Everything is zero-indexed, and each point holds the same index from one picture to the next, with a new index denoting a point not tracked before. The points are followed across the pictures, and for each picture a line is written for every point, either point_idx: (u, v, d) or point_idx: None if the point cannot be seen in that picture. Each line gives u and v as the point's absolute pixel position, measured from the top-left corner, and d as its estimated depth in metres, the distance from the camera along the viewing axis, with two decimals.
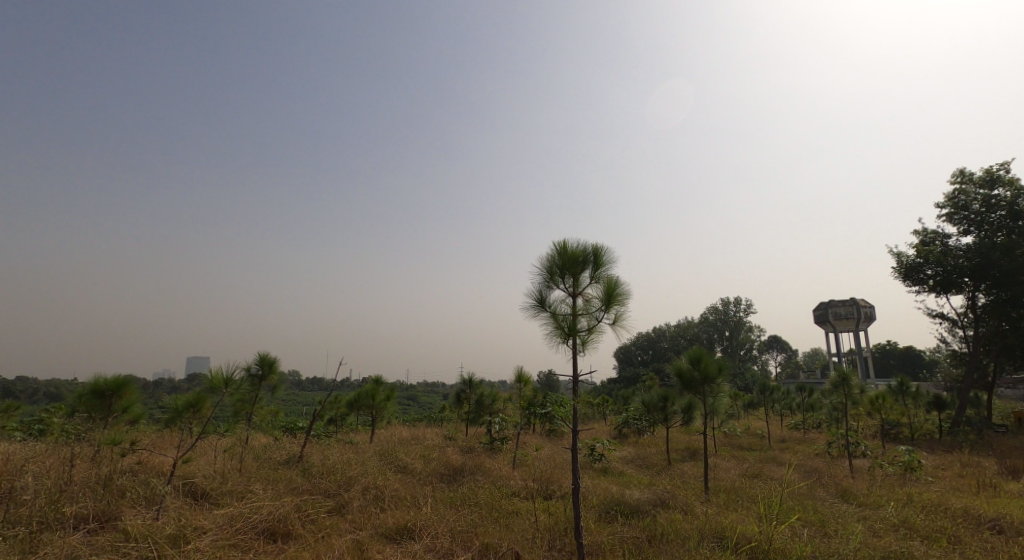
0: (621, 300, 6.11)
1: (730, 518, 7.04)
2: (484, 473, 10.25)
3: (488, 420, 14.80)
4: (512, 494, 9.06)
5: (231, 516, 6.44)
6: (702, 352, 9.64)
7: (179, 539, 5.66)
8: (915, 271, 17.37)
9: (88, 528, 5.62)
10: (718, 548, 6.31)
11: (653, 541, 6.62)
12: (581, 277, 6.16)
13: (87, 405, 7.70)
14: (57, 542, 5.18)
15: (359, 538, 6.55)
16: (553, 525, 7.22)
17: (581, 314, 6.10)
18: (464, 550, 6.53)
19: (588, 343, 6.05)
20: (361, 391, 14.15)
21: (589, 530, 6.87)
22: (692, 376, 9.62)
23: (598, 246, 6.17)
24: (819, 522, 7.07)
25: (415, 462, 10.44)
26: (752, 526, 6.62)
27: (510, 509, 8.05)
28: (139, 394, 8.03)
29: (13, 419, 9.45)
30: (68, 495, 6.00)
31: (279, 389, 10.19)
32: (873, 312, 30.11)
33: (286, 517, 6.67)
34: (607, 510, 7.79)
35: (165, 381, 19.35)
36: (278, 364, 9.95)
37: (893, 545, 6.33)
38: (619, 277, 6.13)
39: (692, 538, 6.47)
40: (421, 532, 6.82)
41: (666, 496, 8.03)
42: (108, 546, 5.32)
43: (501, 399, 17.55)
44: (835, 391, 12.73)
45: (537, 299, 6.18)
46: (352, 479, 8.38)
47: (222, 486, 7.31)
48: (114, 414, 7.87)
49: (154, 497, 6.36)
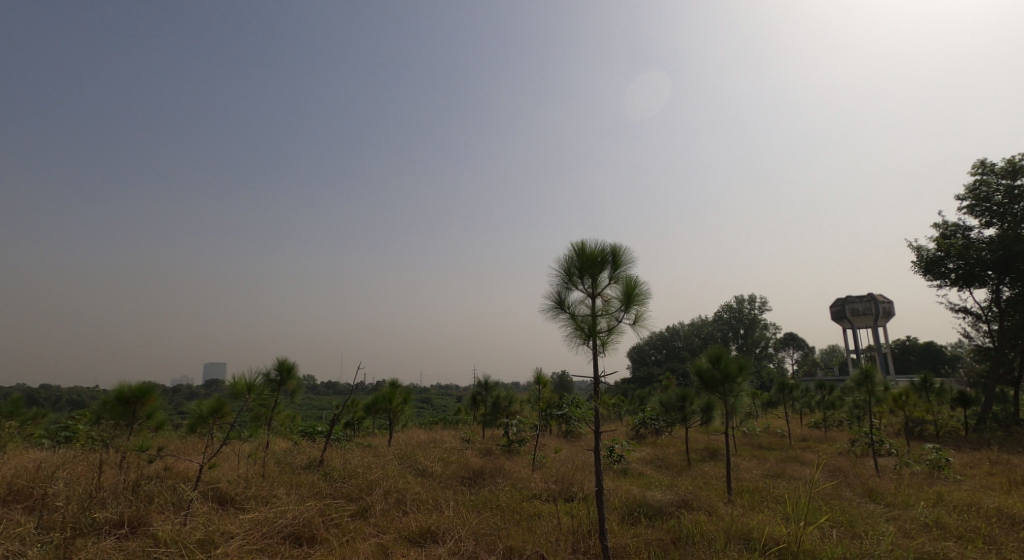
0: (640, 300, 6.06)
1: (757, 519, 6.92)
2: (504, 476, 10.21)
3: (505, 422, 14.77)
4: (533, 496, 9.01)
5: (258, 521, 6.48)
6: (723, 351, 9.52)
7: (208, 544, 5.69)
8: (936, 265, 17.04)
9: (119, 534, 5.68)
10: (746, 550, 6.22)
11: (679, 543, 6.54)
12: (600, 277, 6.11)
13: (111, 412, 7.59)
14: (90, 548, 5.24)
15: (383, 541, 6.56)
16: (576, 527, 7.16)
17: (601, 315, 6.05)
18: (488, 553, 6.51)
19: (609, 344, 6.01)
20: (379, 394, 14.20)
21: (613, 532, 6.81)
22: (712, 376, 9.50)
23: (617, 245, 6.12)
24: (847, 522, 6.95)
25: (434, 465, 10.44)
26: (780, 527, 6.52)
27: (532, 511, 8.02)
28: (161, 400, 7.95)
29: (41, 427, 9.57)
30: (98, 501, 6.07)
31: (297, 394, 10.24)
32: (891, 308, 29.61)
33: (310, 521, 6.70)
34: (629, 511, 7.72)
35: (183, 388, 19.54)
36: (297, 369, 10.03)
37: (927, 546, 6.18)
38: (639, 277, 6.08)
39: (719, 541, 6.38)
40: (445, 536, 6.81)
41: (689, 497, 7.92)
42: (139, 551, 5.37)
43: (518, 401, 17.51)
44: (858, 388, 12.49)
45: (556, 300, 6.14)
46: (373, 483, 8.40)
47: (247, 492, 7.36)
48: (139, 421, 7.74)
49: (182, 502, 6.44)
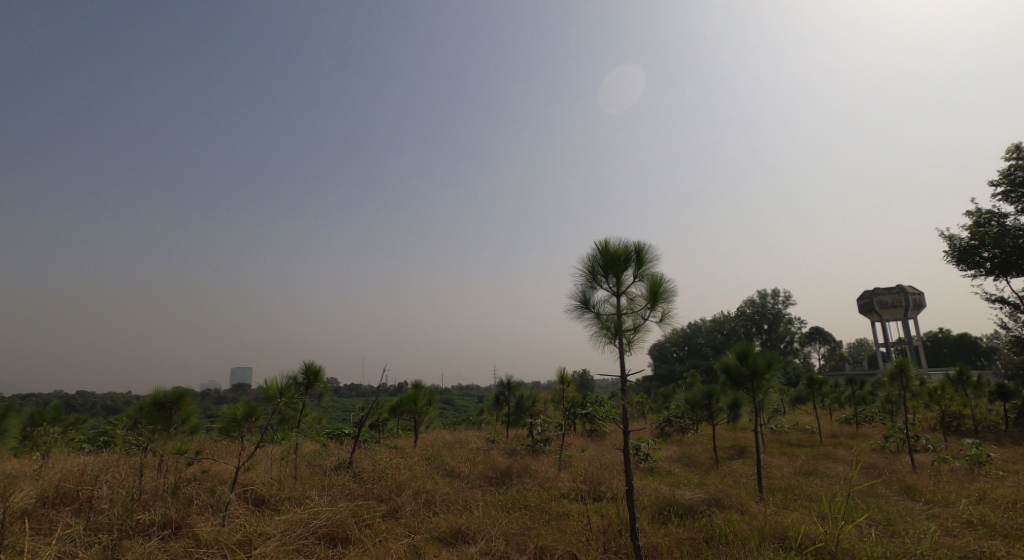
0: (666, 297, 6.01)
1: (791, 517, 6.82)
2: (531, 476, 10.20)
3: (530, 422, 14.76)
4: (561, 496, 8.99)
5: (293, 522, 6.59)
6: (750, 348, 9.37)
7: (247, 544, 5.82)
8: (970, 255, 16.56)
9: (163, 535, 5.83)
10: (782, 549, 6.13)
11: (712, 542, 6.49)
12: (624, 276, 6.08)
13: (147, 417, 7.77)
14: (137, 548, 5.39)
15: (415, 542, 6.62)
16: (607, 526, 7.12)
17: (627, 314, 6.02)
18: (519, 553, 6.52)
19: (635, 343, 5.98)
20: (404, 395, 14.33)
21: (644, 531, 6.76)
22: (740, 372, 9.37)
23: (641, 244, 6.08)
24: (886, 521, 6.79)
25: (462, 466, 10.50)
26: (816, 525, 6.40)
27: (561, 511, 8.01)
28: (195, 405, 8.13)
29: (82, 432, 9.88)
30: (141, 504, 6.24)
31: (324, 397, 10.41)
32: (922, 299, 28.84)
33: (344, 522, 6.79)
34: (659, 510, 7.67)
35: (212, 393, 19.95)
36: (323, 372, 10.18)
37: (972, 545, 6.01)
38: (663, 274, 6.04)
39: (753, 540, 6.30)
40: (475, 536, 6.84)
41: (721, 495, 7.84)
42: (182, 552, 5.52)
43: (541, 401, 17.50)
44: (892, 382, 12.18)
45: (581, 300, 6.13)
46: (403, 484, 8.49)
47: (281, 494, 7.51)
48: (175, 425, 7.93)
49: (220, 504, 6.58)
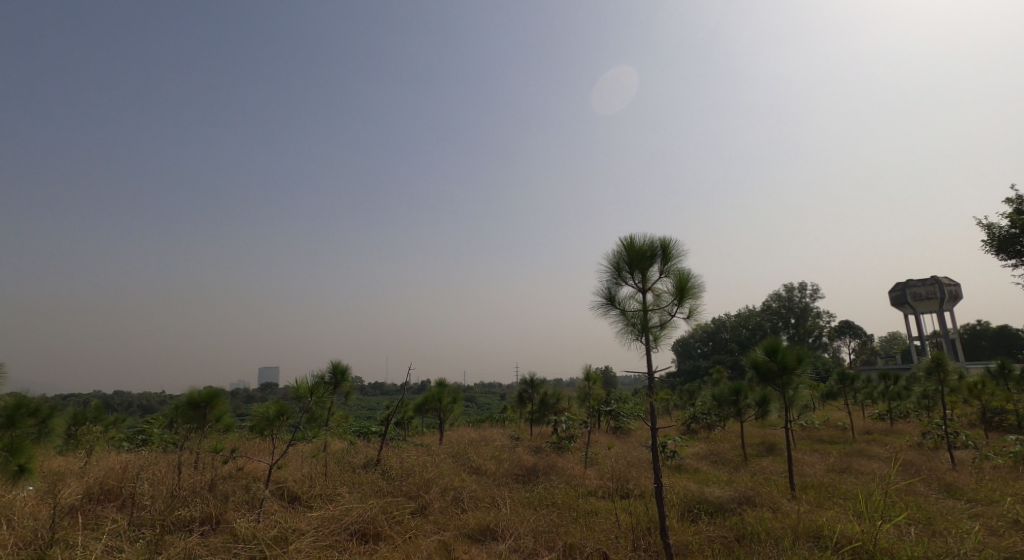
0: (693, 293, 5.95)
1: (825, 516, 6.70)
2: (557, 473, 10.21)
3: (554, 419, 14.66)
4: (588, 493, 8.98)
5: (325, 519, 6.70)
6: (779, 343, 9.21)
7: (282, 540, 5.93)
8: (1010, 244, 16.01)
9: (202, 531, 5.98)
10: (817, 548, 6.03)
11: (743, 540, 6.41)
12: (650, 271, 6.04)
13: (183, 416, 7.97)
14: (179, 543, 5.54)
15: (444, 538, 6.68)
16: (636, 524, 7.08)
17: (653, 310, 5.98)
18: (548, 550, 6.54)
19: (663, 339, 5.94)
20: (428, 394, 14.44)
21: (673, 529, 6.71)
22: (769, 368, 9.21)
23: (667, 239, 6.03)
24: (926, 520, 6.63)
25: (488, 463, 10.54)
26: (852, 524, 6.28)
27: (588, 508, 7.99)
28: (228, 404, 8.29)
29: (122, 430, 10.19)
30: (180, 500, 6.41)
31: (351, 396, 10.57)
32: (959, 291, 28.02)
33: (374, 519, 6.89)
34: (688, 508, 7.59)
35: (242, 392, 20.40)
36: (350, 371, 10.32)
37: (1018, 545, 5.83)
38: (690, 270, 5.98)
39: (787, 539, 6.20)
40: (504, 533, 6.88)
41: (752, 493, 7.75)
42: (222, 547, 5.65)
43: (565, 398, 17.48)
44: (929, 377, 11.86)
45: (606, 296, 6.11)
46: (430, 481, 8.57)
47: (312, 490, 7.64)
48: (209, 424, 8.11)
49: (255, 501, 6.73)
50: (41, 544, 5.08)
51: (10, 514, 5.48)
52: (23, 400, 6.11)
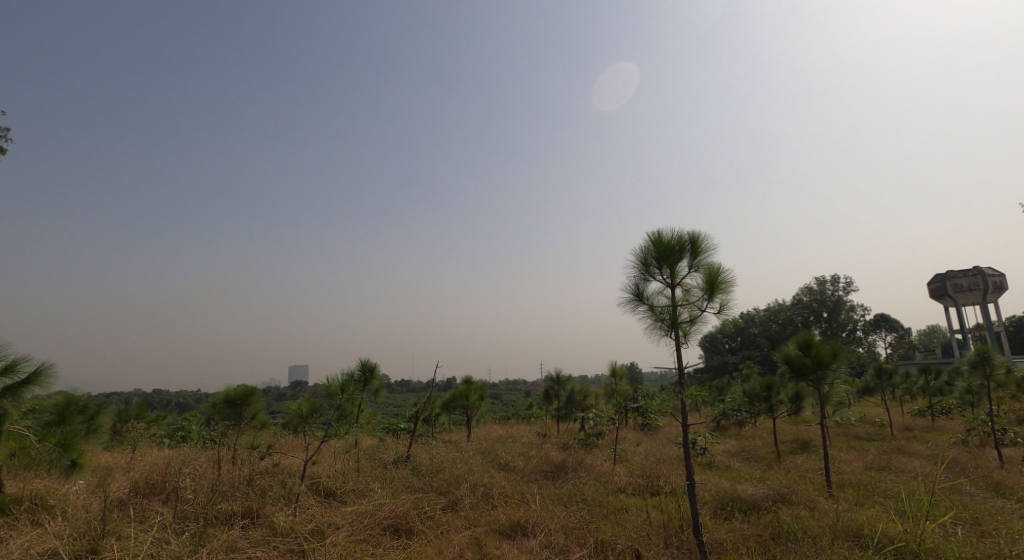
0: (724, 288, 5.86)
1: (865, 515, 6.54)
2: (586, 470, 10.19)
3: (581, 416, 14.58)
4: (618, 490, 8.93)
5: (358, 514, 6.81)
6: (813, 338, 9.02)
7: (319, 534, 6.05)
8: None
9: (243, 524, 6.13)
10: (857, 547, 5.90)
11: (779, 539, 6.30)
12: (678, 266, 5.97)
13: (221, 413, 8.18)
14: (221, 536, 5.69)
15: (476, 534, 6.72)
16: (668, 521, 7.03)
17: (682, 306, 5.92)
18: (580, 547, 6.53)
19: (693, 335, 5.87)
20: (455, 391, 14.51)
21: (707, 527, 6.63)
22: (803, 363, 9.01)
23: (695, 233, 5.95)
24: (973, 520, 6.43)
25: (516, 460, 10.56)
26: (894, 524, 6.12)
27: (619, 505, 7.96)
28: (262, 402, 8.46)
29: (163, 426, 10.52)
30: (220, 494, 6.59)
31: (380, 393, 10.71)
32: (1003, 281, 27.02)
33: (407, 514, 6.97)
34: (721, 506, 7.50)
35: (273, 391, 20.81)
36: (379, 369, 10.46)
37: None
38: (720, 264, 5.89)
39: (825, 538, 6.08)
40: (535, 529, 6.89)
41: (787, 491, 7.62)
42: (262, 540, 5.79)
43: (592, 395, 17.39)
44: (973, 371, 11.50)
45: (634, 292, 6.06)
46: (460, 477, 8.63)
47: (345, 486, 7.77)
48: (245, 421, 8.30)
49: (292, 496, 6.88)
50: (94, 535, 5.29)
51: (63, 506, 5.71)
52: (72, 398, 6.36)
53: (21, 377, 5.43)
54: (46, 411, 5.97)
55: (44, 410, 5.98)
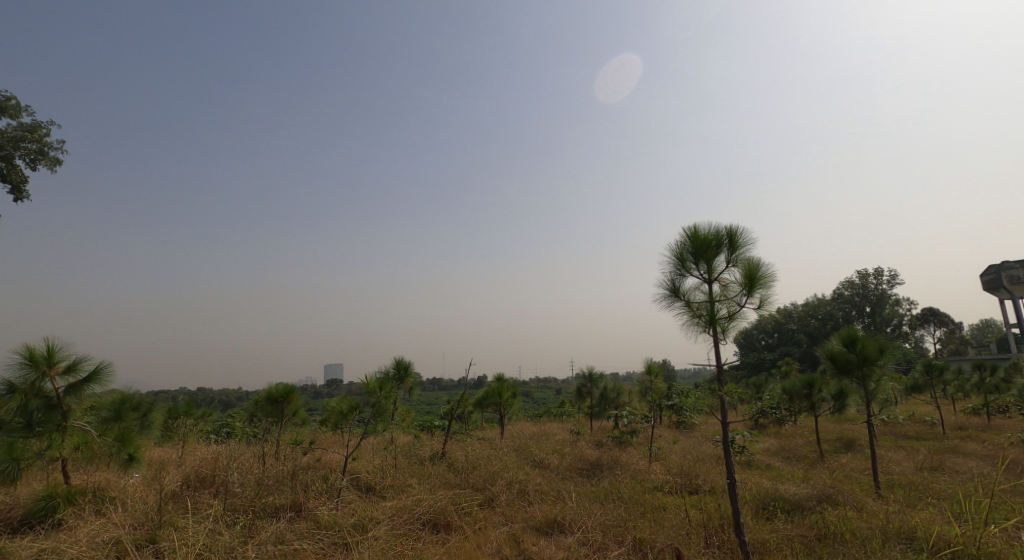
0: (764, 283, 5.74)
1: (918, 516, 6.33)
2: (622, 468, 10.11)
3: (615, 414, 14.44)
4: (655, 488, 8.83)
5: (399, 509, 6.91)
6: (858, 333, 8.74)
7: (362, 528, 6.17)
8: None
9: (290, 517, 6.30)
10: (911, 550, 5.71)
11: (826, 540, 6.14)
12: (716, 261, 5.86)
13: (264, 410, 8.41)
14: (269, 527, 5.85)
15: (513, 530, 6.74)
16: (708, 520, 6.91)
17: (721, 301, 5.81)
18: (618, 545, 6.49)
19: (732, 331, 5.76)
20: (488, 388, 14.55)
21: (749, 527, 6.52)
22: (847, 360, 8.74)
23: (733, 228, 5.85)
24: None
25: (551, 457, 10.54)
26: (951, 526, 5.90)
27: (657, 504, 7.87)
28: (303, 399, 8.66)
29: (210, 422, 10.87)
30: (267, 489, 6.77)
31: (414, 391, 10.84)
32: None
33: (445, 510, 7.04)
34: (763, 506, 7.35)
35: (310, 389, 21.25)
36: (413, 367, 10.60)
37: None
38: (760, 258, 5.77)
39: (875, 540, 5.91)
40: (572, 526, 6.88)
41: (832, 491, 7.42)
42: (309, 532, 5.94)
43: (625, 392, 17.22)
44: None
45: (670, 288, 5.98)
46: (496, 474, 8.67)
47: (385, 482, 7.89)
48: (287, 418, 8.51)
49: (334, 491, 7.02)
50: (152, 525, 5.51)
51: (123, 498, 5.95)
52: (127, 396, 6.62)
53: (82, 375, 5.68)
54: (103, 408, 6.23)
55: (101, 407, 6.23)
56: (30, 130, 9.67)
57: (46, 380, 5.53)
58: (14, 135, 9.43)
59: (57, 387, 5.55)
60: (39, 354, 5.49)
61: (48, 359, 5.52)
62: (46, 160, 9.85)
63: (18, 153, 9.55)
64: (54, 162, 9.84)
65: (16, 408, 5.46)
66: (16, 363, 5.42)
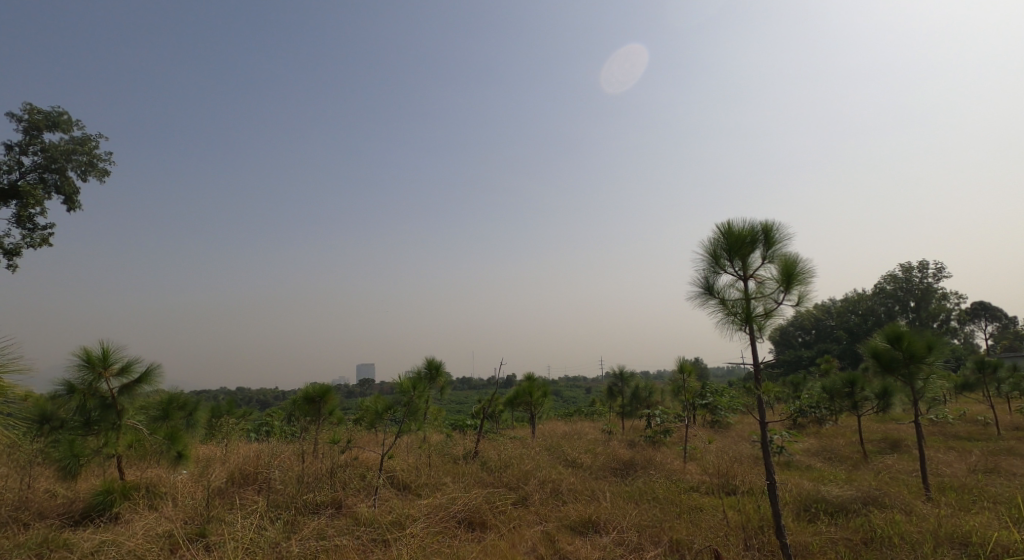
0: (802, 279, 5.60)
1: (972, 521, 6.10)
2: (655, 468, 10.00)
3: (647, 413, 14.29)
4: (691, 489, 8.70)
5: (434, 507, 6.98)
6: (903, 329, 8.46)
7: (399, 525, 6.26)
8: None
9: (330, 513, 6.43)
10: (964, 556, 5.51)
11: (872, 544, 5.98)
12: (751, 258, 5.75)
13: (302, 410, 8.59)
14: (310, 524, 5.98)
15: (548, 530, 6.75)
16: (747, 522, 6.79)
17: (756, 299, 5.69)
18: (654, 545, 6.43)
19: (768, 328, 5.65)
20: (519, 388, 14.57)
21: (790, 529, 6.37)
22: (892, 357, 8.47)
23: (768, 223, 5.73)
24: None
25: (584, 457, 10.51)
26: (1008, 532, 5.66)
27: (693, 504, 7.77)
28: (338, 398, 8.81)
29: (250, 420, 11.16)
30: (306, 486, 6.93)
31: (446, 390, 10.93)
32: None
33: (479, 508, 7.08)
34: (804, 508, 7.18)
35: (344, 388, 21.66)
36: (445, 367, 10.69)
37: None
38: (797, 254, 5.64)
39: (926, 545, 5.72)
40: (607, 526, 6.85)
41: (878, 493, 7.19)
42: (348, 528, 6.06)
43: (657, 391, 17.02)
44: None
45: (704, 286, 5.90)
46: (529, 473, 8.68)
47: (420, 480, 7.98)
48: (323, 417, 8.68)
49: (371, 488, 7.15)
50: (200, 520, 5.69)
51: (173, 493, 6.16)
52: (174, 395, 6.85)
53: (134, 376, 5.90)
54: (152, 407, 6.47)
55: (150, 407, 6.47)
56: (80, 143, 10.10)
57: (102, 381, 5.77)
58: (66, 148, 9.86)
59: (111, 387, 5.79)
60: (95, 356, 5.73)
61: (103, 361, 5.75)
62: (95, 171, 10.26)
63: (69, 165, 9.97)
64: (103, 172, 10.25)
65: (75, 407, 5.72)
66: (74, 364, 5.67)
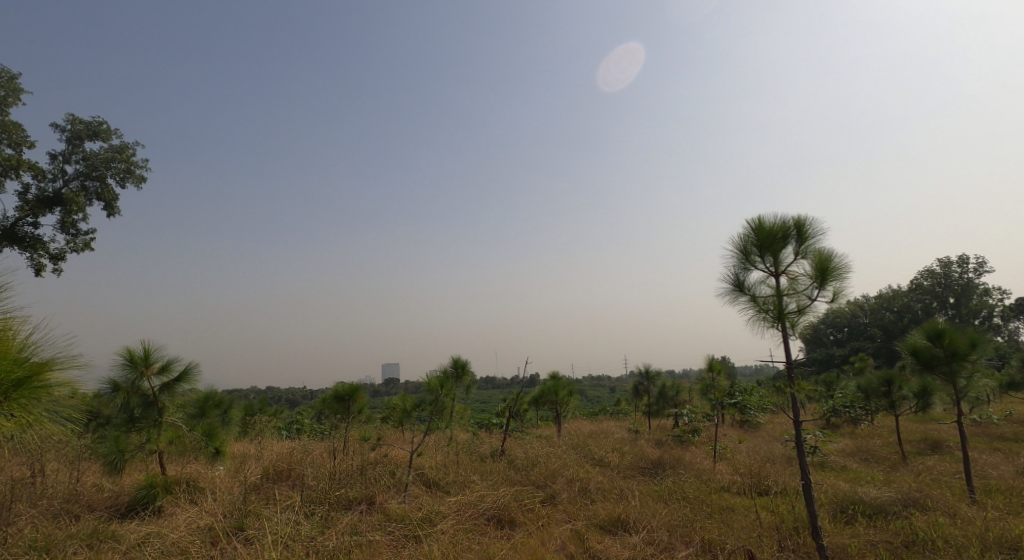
0: (837, 275, 5.45)
1: (1020, 525, 5.87)
2: (684, 467, 9.88)
3: (675, 412, 14.11)
4: (722, 489, 8.57)
5: (462, 504, 7.01)
6: (943, 326, 8.19)
7: (429, 522, 6.29)
8: None
9: (362, 509, 6.50)
10: None
11: (913, 547, 5.81)
12: (783, 254, 5.63)
13: (332, 408, 8.70)
14: (343, 519, 6.06)
15: (577, 528, 6.72)
16: (781, 523, 6.66)
17: (789, 296, 5.57)
18: (685, 545, 6.35)
19: (802, 326, 5.52)
20: (544, 386, 14.53)
21: (827, 531, 6.22)
22: (932, 355, 8.21)
23: (802, 218, 5.59)
24: None
25: (612, 456, 10.44)
26: None
27: (724, 504, 7.66)
28: (367, 396, 8.91)
29: (282, 418, 11.37)
30: (338, 482, 7.02)
31: (472, 389, 10.96)
32: None
33: (508, 506, 7.08)
34: (841, 509, 7.01)
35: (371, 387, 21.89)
36: (471, 366, 10.73)
37: None
38: (832, 249, 5.49)
39: (972, 549, 5.52)
40: (636, 525, 6.80)
41: (919, 495, 6.97)
42: (380, 524, 6.13)
43: (685, 390, 16.80)
44: None
45: (735, 282, 5.79)
46: (557, 472, 8.65)
47: (449, 477, 8.02)
48: (353, 415, 8.78)
49: (401, 485, 7.21)
50: (239, 514, 5.80)
51: (212, 488, 6.31)
52: (211, 394, 7.01)
53: (173, 375, 6.06)
54: (191, 405, 6.63)
55: (189, 405, 6.63)
56: (119, 150, 10.40)
57: (144, 379, 5.94)
58: (105, 156, 10.16)
59: (153, 385, 5.96)
60: (137, 356, 5.90)
61: (145, 360, 5.91)
62: (133, 177, 10.56)
63: (108, 172, 10.28)
64: (140, 179, 10.54)
65: (119, 405, 5.90)
66: (117, 364, 5.84)
